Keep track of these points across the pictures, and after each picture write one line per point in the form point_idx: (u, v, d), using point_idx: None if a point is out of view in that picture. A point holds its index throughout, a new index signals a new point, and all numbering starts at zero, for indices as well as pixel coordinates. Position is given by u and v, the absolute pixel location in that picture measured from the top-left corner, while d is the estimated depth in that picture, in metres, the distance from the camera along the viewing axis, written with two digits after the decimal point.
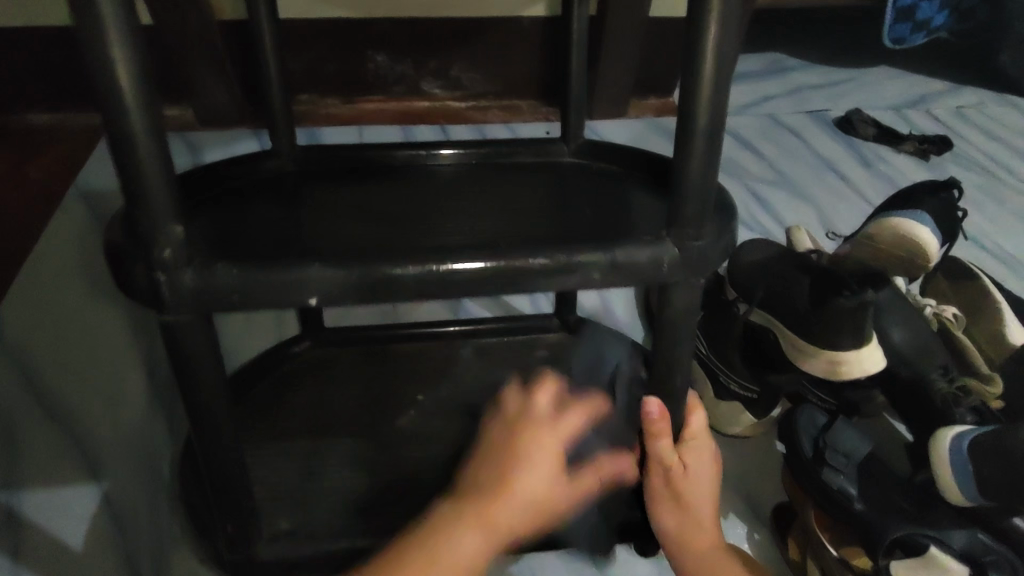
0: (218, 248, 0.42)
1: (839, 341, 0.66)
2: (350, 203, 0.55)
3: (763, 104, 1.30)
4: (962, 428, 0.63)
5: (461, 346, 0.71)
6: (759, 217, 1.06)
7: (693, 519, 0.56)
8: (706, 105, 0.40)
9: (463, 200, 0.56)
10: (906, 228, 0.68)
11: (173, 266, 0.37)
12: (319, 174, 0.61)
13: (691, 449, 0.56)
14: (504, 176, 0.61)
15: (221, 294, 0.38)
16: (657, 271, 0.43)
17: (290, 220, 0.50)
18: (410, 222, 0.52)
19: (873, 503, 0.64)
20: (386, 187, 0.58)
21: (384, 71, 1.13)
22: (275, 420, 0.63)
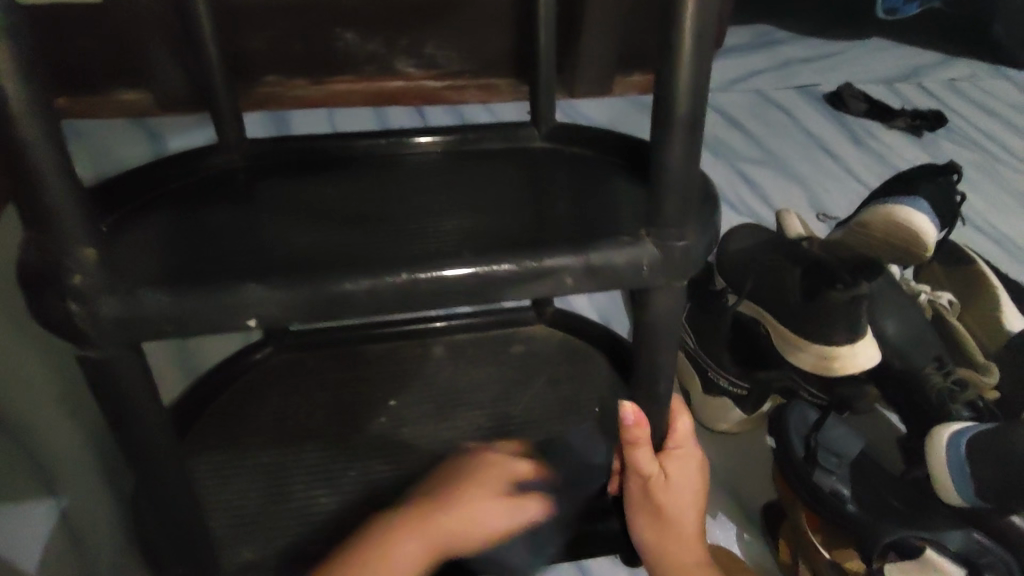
0: (151, 274, 0.38)
1: (832, 334, 0.63)
2: (306, 203, 0.50)
3: (750, 79, 1.25)
4: (960, 424, 0.60)
5: (433, 344, 0.67)
6: (747, 200, 1.02)
7: (674, 531, 0.54)
8: (689, 95, 0.36)
9: (430, 195, 0.51)
10: (901, 215, 0.64)
11: (91, 294, 0.34)
12: (274, 171, 0.56)
13: (674, 457, 0.52)
14: (474, 166, 0.57)
15: (148, 324, 0.34)
16: (632, 267, 0.39)
17: (238, 225, 0.46)
18: (371, 221, 0.47)
19: (867, 504, 0.62)
20: (346, 184, 0.53)
21: (352, 50, 1.07)
22: (238, 433, 0.59)
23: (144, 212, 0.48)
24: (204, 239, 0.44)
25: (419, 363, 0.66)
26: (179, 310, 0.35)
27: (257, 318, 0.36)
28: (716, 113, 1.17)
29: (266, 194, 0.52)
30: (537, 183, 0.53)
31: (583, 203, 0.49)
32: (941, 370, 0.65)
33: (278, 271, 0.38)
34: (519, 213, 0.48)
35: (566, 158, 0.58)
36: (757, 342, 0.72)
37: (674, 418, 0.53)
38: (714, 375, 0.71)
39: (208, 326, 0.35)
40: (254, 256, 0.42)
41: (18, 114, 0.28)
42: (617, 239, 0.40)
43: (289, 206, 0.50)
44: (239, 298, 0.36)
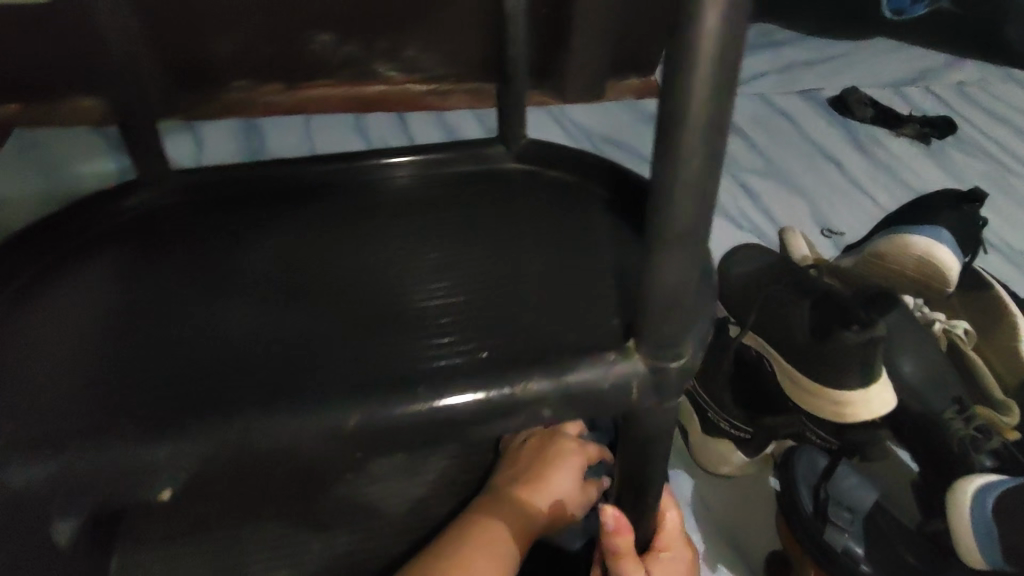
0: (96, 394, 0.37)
1: (845, 378, 0.58)
2: (268, 265, 0.48)
3: (751, 82, 1.19)
4: (985, 478, 0.55)
5: None
6: (748, 215, 0.96)
7: None
8: (695, 145, 0.29)
9: (399, 252, 0.49)
10: (921, 246, 0.58)
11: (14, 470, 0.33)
12: (235, 214, 0.53)
13: (660, 560, 0.51)
14: (448, 209, 0.54)
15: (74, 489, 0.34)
16: (616, 386, 0.38)
17: (188, 303, 0.45)
18: (336, 293, 0.45)
19: (880, 566, 0.57)
20: (311, 228, 0.51)
21: (328, 53, 1.01)
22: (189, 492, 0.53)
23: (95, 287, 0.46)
24: (155, 326, 0.43)
25: None
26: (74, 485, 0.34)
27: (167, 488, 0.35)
28: None
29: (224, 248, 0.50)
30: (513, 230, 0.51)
31: None
32: (962, 415, 0.60)
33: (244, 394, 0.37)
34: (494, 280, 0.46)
35: (543, 185, 0.55)
36: (761, 380, 0.66)
37: (662, 515, 0.53)
38: (714, 417, 0.67)
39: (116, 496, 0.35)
40: (213, 355, 0.40)
41: None
42: (602, 357, 0.38)
43: (251, 271, 0.47)
44: (167, 461, 0.35)
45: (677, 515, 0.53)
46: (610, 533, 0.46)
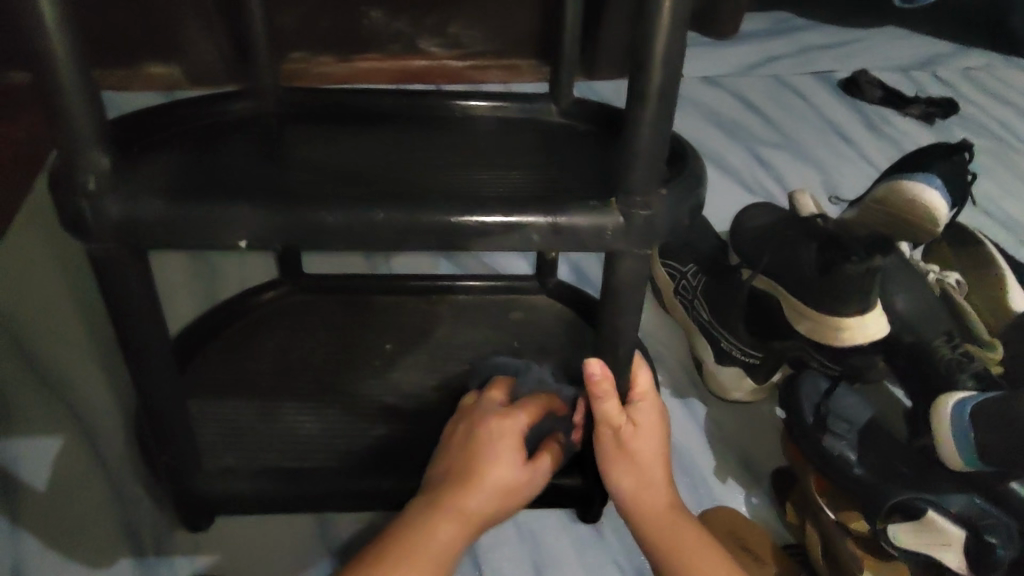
0: (169, 178, 0.43)
1: (844, 304, 0.65)
2: (310, 134, 0.52)
3: (768, 64, 1.27)
4: (964, 394, 0.63)
5: (441, 306, 0.73)
6: (762, 182, 1.04)
7: (646, 481, 0.55)
8: None
9: (448, 150, 0.51)
10: (913, 192, 0.66)
11: (97, 196, 0.38)
12: (301, 120, 0.55)
13: (639, 408, 0.56)
14: (475, 130, 0.56)
15: (147, 230, 0.39)
16: (651, 197, 0.42)
17: (262, 152, 0.48)
18: (386, 169, 0.48)
19: (873, 469, 0.65)
20: (342, 134, 0.53)
21: (377, 28, 1.10)
22: (245, 383, 0.64)
23: (177, 137, 0.49)
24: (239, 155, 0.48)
25: (441, 328, 0.70)
26: (171, 219, 0.39)
27: (245, 239, 0.41)
28: (733, 97, 1.19)
29: (289, 131, 0.53)
30: (543, 148, 0.53)
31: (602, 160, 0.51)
32: (949, 343, 0.67)
33: (297, 198, 0.41)
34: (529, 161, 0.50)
35: (566, 126, 0.57)
36: (772, 314, 0.75)
37: (635, 371, 0.57)
38: (728, 345, 0.75)
39: (198, 233, 0.40)
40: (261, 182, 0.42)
41: None
42: (586, 203, 0.42)
43: (301, 133, 0.52)
44: (232, 215, 0.40)
45: (649, 371, 0.58)
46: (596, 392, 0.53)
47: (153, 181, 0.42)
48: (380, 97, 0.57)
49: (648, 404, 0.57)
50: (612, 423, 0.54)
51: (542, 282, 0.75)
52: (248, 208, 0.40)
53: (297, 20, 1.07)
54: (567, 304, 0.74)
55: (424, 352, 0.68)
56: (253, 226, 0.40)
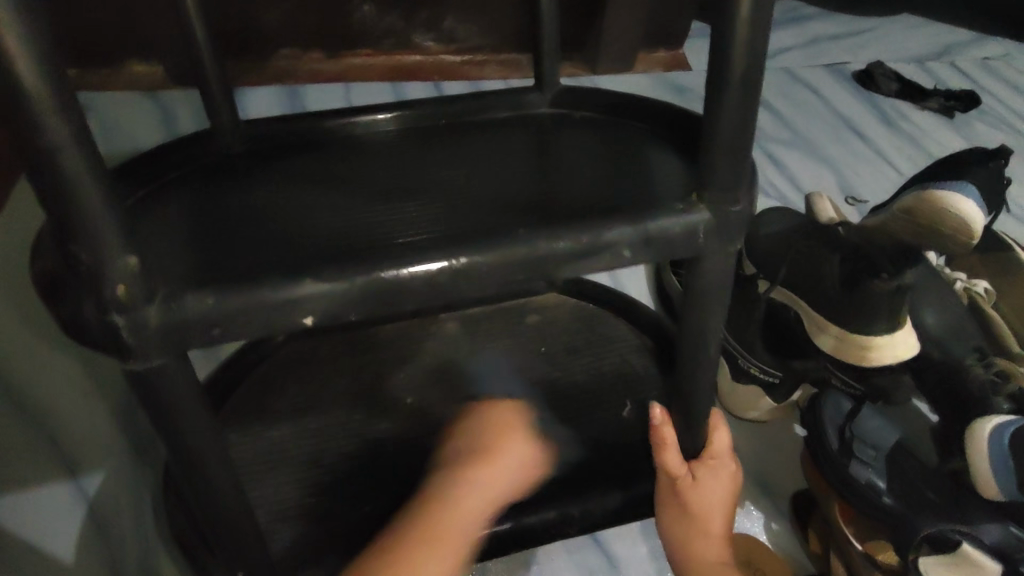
0: (207, 247, 0.37)
1: (872, 323, 0.61)
2: (327, 168, 0.47)
3: (778, 57, 1.22)
4: (999, 419, 0.58)
5: (443, 321, 0.68)
6: (776, 183, 0.99)
7: (698, 528, 0.53)
8: (737, 77, 0.34)
9: (443, 168, 0.46)
10: (948, 203, 0.61)
11: (131, 304, 0.31)
12: (305, 151, 0.50)
13: (709, 467, 0.52)
14: (475, 138, 0.50)
15: (198, 329, 0.32)
16: (685, 236, 0.37)
17: (280, 198, 0.43)
18: (384, 189, 0.43)
19: (903, 497, 0.61)
20: (330, 163, 0.48)
21: (370, 23, 1.05)
22: (268, 413, 0.59)
23: (171, 191, 0.44)
24: (266, 199, 0.43)
25: (437, 343, 0.65)
26: (226, 313, 0.32)
27: (312, 313, 0.34)
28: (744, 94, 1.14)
29: (277, 166, 0.48)
30: (547, 151, 0.47)
31: (612, 159, 0.45)
32: (982, 362, 0.64)
33: (312, 261, 0.35)
34: (579, 168, 0.44)
35: (570, 122, 0.52)
36: (792, 332, 0.71)
37: (714, 431, 0.53)
38: (746, 363, 0.71)
39: (267, 319, 0.33)
40: (304, 241, 0.37)
41: (48, 133, 0.26)
42: (671, 207, 0.38)
43: (320, 166, 0.48)
44: (291, 298, 0.33)
45: (728, 433, 0.54)
46: (657, 438, 0.50)
47: (185, 260, 0.35)
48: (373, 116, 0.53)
49: (721, 467, 0.53)
50: (670, 474, 0.51)
51: (549, 279, 0.71)
52: (312, 279, 0.34)
53: (285, 15, 1.01)
54: (584, 316, 0.68)
55: (417, 371, 0.63)
56: (318, 300, 0.33)
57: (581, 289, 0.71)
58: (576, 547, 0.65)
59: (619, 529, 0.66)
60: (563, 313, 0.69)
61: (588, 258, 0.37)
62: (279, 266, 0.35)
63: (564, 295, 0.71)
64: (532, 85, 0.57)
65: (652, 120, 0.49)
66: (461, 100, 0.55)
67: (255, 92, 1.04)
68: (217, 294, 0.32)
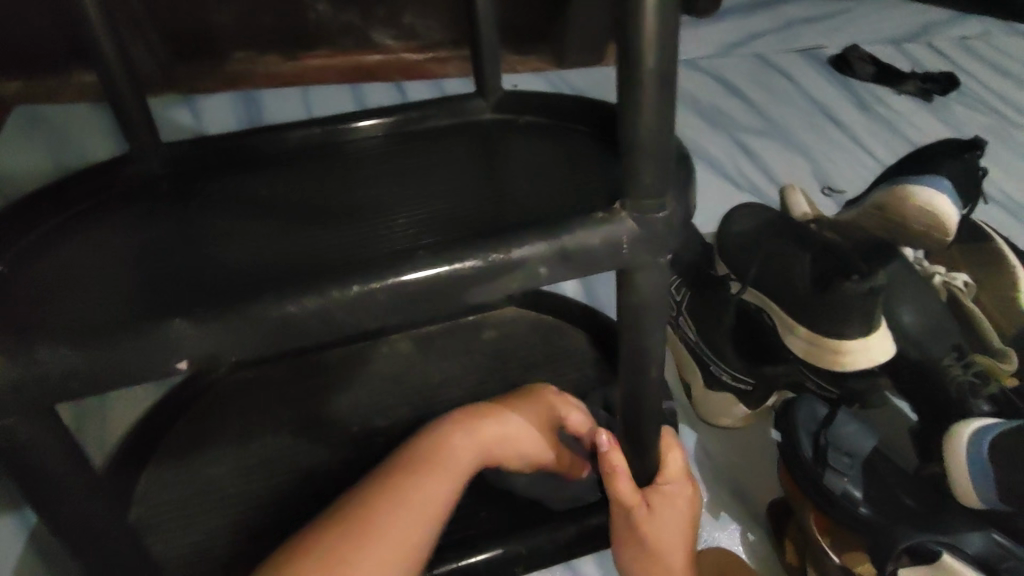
0: (86, 297, 0.33)
1: (846, 327, 0.58)
2: (254, 194, 0.44)
3: (752, 43, 1.19)
4: (981, 424, 0.56)
5: (399, 339, 0.64)
6: (750, 175, 0.96)
7: (663, 567, 0.49)
8: (665, 77, 0.30)
9: (377, 186, 0.43)
10: (922, 199, 0.59)
11: None
12: (240, 173, 0.47)
13: (664, 494, 0.48)
14: (418, 150, 0.47)
15: (51, 382, 0.28)
16: (609, 248, 0.34)
17: (182, 236, 0.39)
18: (315, 210, 0.40)
19: (880, 507, 0.58)
20: (265, 186, 0.45)
21: (326, 22, 1.01)
22: (205, 448, 0.56)
23: (60, 233, 0.40)
24: (160, 237, 0.39)
25: (392, 365, 0.62)
26: (88, 366, 0.29)
27: (185, 359, 0.30)
28: (718, 83, 1.10)
29: (212, 192, 0.45)
30: (490, 163, 0.44)
31: (550, 172, 0.42)
32: (960, 361, 0.61)
33: (207, 300, 0.31)
34: (509, 186, 0.41)
35: (514, 129, 0.49)
36: (764, 335, 0.68)
37: (665, 452, 0.50)
38: (717, 369, 0.68)
39: (124, 365, 0.29)
40: (193, 288, 0.34)
41: None
42: (588, 216, 0.34)
43: (242, 195, 0.44)
44: (159, 337, 0.29)
45: (680, 455, 0.50)
46: (606, 466, 0.47)
47: (48, 314, 0.32)
48: (349, 123, 0.50)
49: (674, 496, 0.49)
50: (624, 504, 0.47)
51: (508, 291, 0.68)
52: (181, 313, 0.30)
53: (236, 16, 0.98)
54: (546, 328, 0.66)
55: (369, 395, 0.60)
56: (198, 343, 0.30)
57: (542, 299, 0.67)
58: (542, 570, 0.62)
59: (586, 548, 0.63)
60: (524, 324, 0.66)
61: (503, 278, 0.33)
62: (151, 310, 0.31)
63: (522, 309, 0.66)
64: (474, 90, 0.53)
65: (600, 127, 0.45)
66: (400, 110, 0.51)
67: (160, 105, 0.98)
68: (71, 341, 0.28)
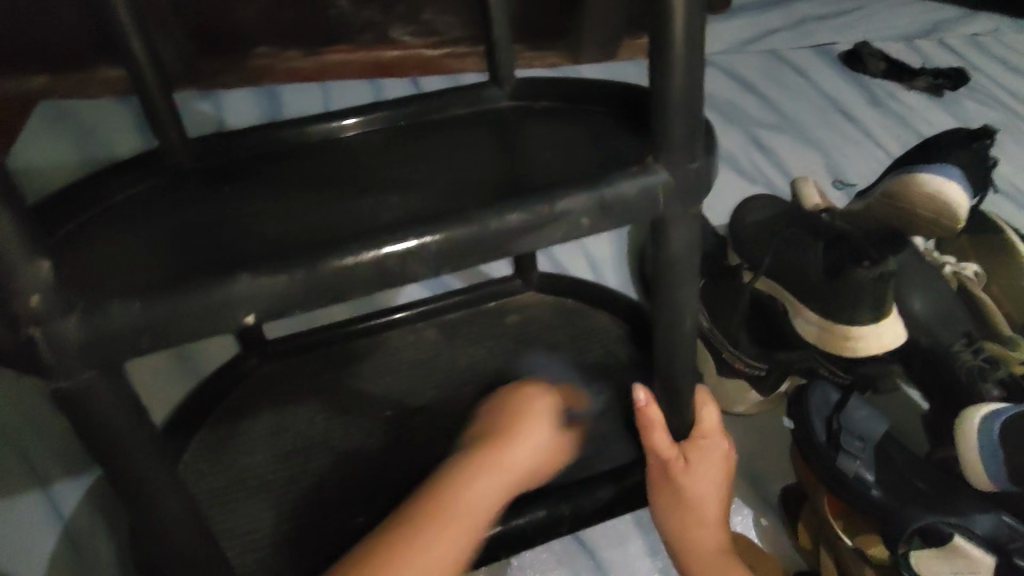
0: (140, 263, 0.35)
1: (857, 314, 0.59)
2: (293, 172, 0.46)
3: (764, 40, 1.20)
4: (993, 407, 0.57)
5: (422, 325, 0.66)
6: (762, 170, 0.97)
7: (696, 518, 0.51)
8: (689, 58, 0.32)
9: (406, 164, 0.44)
10: (933, 187, 0.60)
11: (46, 314, 0.29)
12: (271, 159, 0.49)
13: (701, 447, 0.50)
14: (441, 134, 0.49)
15: (122, 338, 0.30)
16: (645, 198, 0.35)
17: (225, 212, 0.41)
18: (349, 184, 0.42)
19: (891, 490, 0.60)
20: (297, 168, 0.46)
21: (345, 19, 1.03)
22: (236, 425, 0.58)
23: (108, 220, 0.42)
24: (205, 215, 0.41)
25: (413, 351, 0.64)
26: (155, 319, 0.30)
27: (253, 312, 0.32)
28: (730, 79, 1.12)
29: (247, 177, 0.46)
30: (511, 142, 0.46)
31: (571, 146, 0.43)
32: (971, 348, 0.62)
33: (262, 256, 0.33)
34: (535, 157, 0.42)
35: (532, 113, 0.50)
36: (778, 323, 0.70)
37: (699, 408, 0.51)
38: (730, 356, 0.70)
39: (190, 322, 0.31)
40: (242, 247, 0.35)
41: None
42: (625, 170, 0.36)
43: (280, 174, 0.46)
44: (223, 295, 0.31)
45: (716, 409, 0.52)
46: (643, 419, 0.49)
47: (111, 275, 0.33)
48: (374, 109, 0.52)
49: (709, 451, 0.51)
50: (660, 456, 0.49)
51: (526, 278, 0.69)
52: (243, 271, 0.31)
53: (258, 13, 1.00)
54: (563, 312, 0.67)
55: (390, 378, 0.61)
56: (257, 293, 0.31)
57: (559, 285, 0.69)
58: (560, 551, 0.63)
59: (603, 529, 0.65)
60: (544, 310, 0.67)
61: (545, 232, 0.34)
62: (207, 269, 0.32)
63: (542, 294, 0.69)
64: (498, 80, 0.55)
65: (617, 104, 0.47)
66: (421, 97, 0.53)
67: (184, 100, 1.01)
68: (141, 301, 0.30)
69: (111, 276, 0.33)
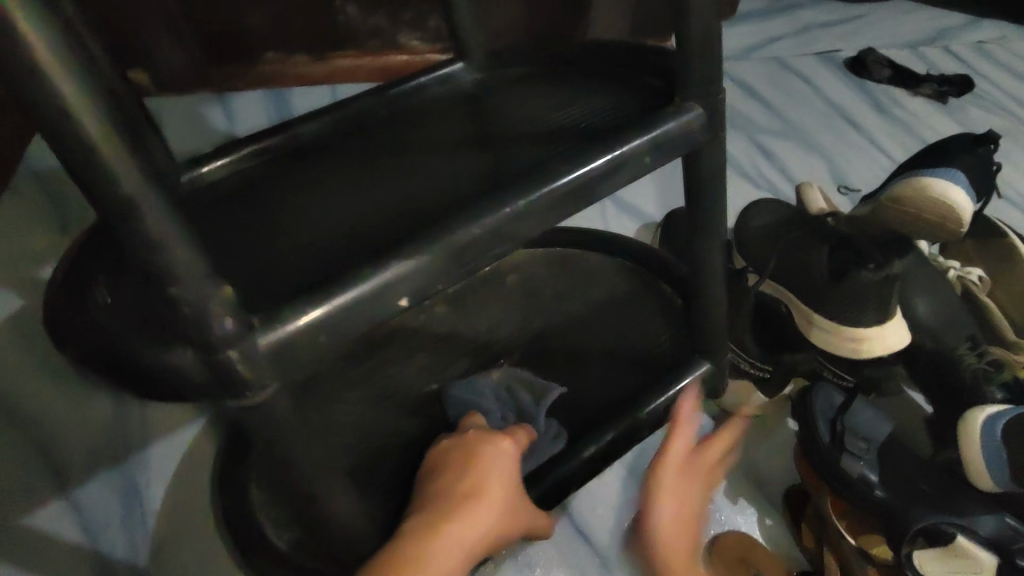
0: (268, 289, 0.35)
1: (862, 316, 0.60)
2: (367, 165, 0.46)
3: (769, 46, 1.21)
4: (994, 409, 0.57)
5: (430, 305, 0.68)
6: (767, 174, 0.98)
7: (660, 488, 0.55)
8: None
9: (469, 140, 0.46)
10: (937, 191, 0.61)
11: (235, 338, 0.29)
12: (323, 154, 0.49)
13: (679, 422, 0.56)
14: (475, 107, 0.51)
15: (311, 337, 0.31)
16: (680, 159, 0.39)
17: (328, 212, 0.42)
18: (433, 167, 0.44)
19: (895, 489, 0.60)
20: (364, 158, 0.47)
21: (356, 24, 1.05)
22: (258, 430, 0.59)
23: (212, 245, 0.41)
24: (310, 219, 0.41)
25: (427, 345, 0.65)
26: (336, 315, 0.32)
27: (408, 294, 0.34)
28: (736, 86, 1.13)
29: (316, 175, 0.47)
30: (525, 109, 0.48)
31: (579, 97, 0.47)
32: (974, 351, 0.62)
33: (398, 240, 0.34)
34: (563, 116, 0.45)
35: (512, 81, 0.53)
36: (783, 324, 0.71)
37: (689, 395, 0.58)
38: (736, 358, 0.70)
39: (366, 312, 0.32)
40: (366, 247, 0.37)
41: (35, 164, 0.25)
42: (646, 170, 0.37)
43: (357, 168, 0.46)
44: (385, 284, 0.32)
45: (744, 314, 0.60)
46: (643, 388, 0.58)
47: (262, 299, 0.34)
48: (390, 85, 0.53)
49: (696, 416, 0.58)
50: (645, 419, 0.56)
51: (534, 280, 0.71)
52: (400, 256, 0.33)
53: (271, 19, 1.01)
54: (569, 272, 0.71)
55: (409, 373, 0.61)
56: (419, 276, 0.33)
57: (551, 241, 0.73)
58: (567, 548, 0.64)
59: (607, 527, 0.66)
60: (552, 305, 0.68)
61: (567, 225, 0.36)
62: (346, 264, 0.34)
63: (531, 249, 0.73)
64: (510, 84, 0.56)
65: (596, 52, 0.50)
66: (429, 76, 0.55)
67: (192, 106, 1.05)
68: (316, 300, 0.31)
69: (269, 296, 0.34)
